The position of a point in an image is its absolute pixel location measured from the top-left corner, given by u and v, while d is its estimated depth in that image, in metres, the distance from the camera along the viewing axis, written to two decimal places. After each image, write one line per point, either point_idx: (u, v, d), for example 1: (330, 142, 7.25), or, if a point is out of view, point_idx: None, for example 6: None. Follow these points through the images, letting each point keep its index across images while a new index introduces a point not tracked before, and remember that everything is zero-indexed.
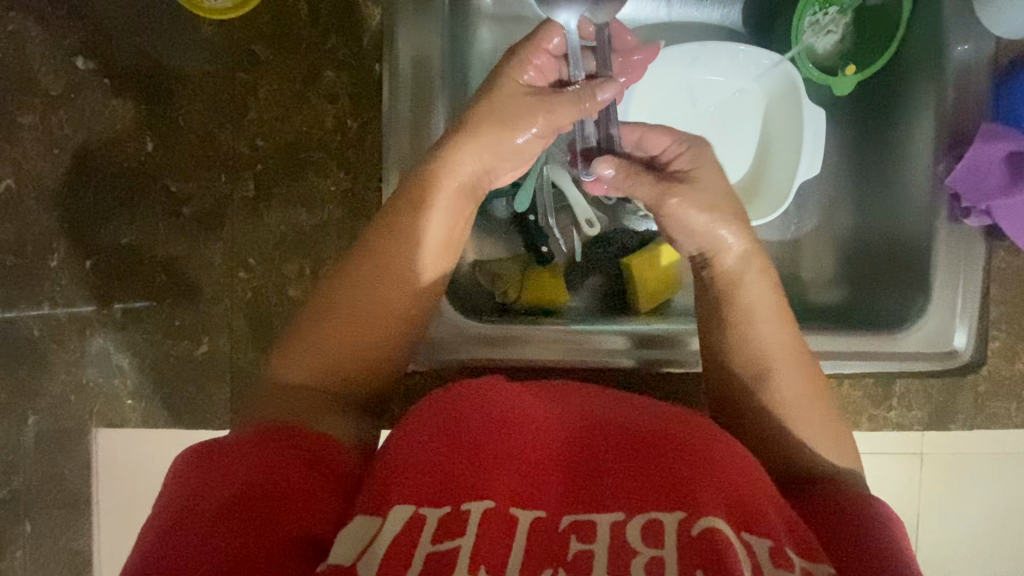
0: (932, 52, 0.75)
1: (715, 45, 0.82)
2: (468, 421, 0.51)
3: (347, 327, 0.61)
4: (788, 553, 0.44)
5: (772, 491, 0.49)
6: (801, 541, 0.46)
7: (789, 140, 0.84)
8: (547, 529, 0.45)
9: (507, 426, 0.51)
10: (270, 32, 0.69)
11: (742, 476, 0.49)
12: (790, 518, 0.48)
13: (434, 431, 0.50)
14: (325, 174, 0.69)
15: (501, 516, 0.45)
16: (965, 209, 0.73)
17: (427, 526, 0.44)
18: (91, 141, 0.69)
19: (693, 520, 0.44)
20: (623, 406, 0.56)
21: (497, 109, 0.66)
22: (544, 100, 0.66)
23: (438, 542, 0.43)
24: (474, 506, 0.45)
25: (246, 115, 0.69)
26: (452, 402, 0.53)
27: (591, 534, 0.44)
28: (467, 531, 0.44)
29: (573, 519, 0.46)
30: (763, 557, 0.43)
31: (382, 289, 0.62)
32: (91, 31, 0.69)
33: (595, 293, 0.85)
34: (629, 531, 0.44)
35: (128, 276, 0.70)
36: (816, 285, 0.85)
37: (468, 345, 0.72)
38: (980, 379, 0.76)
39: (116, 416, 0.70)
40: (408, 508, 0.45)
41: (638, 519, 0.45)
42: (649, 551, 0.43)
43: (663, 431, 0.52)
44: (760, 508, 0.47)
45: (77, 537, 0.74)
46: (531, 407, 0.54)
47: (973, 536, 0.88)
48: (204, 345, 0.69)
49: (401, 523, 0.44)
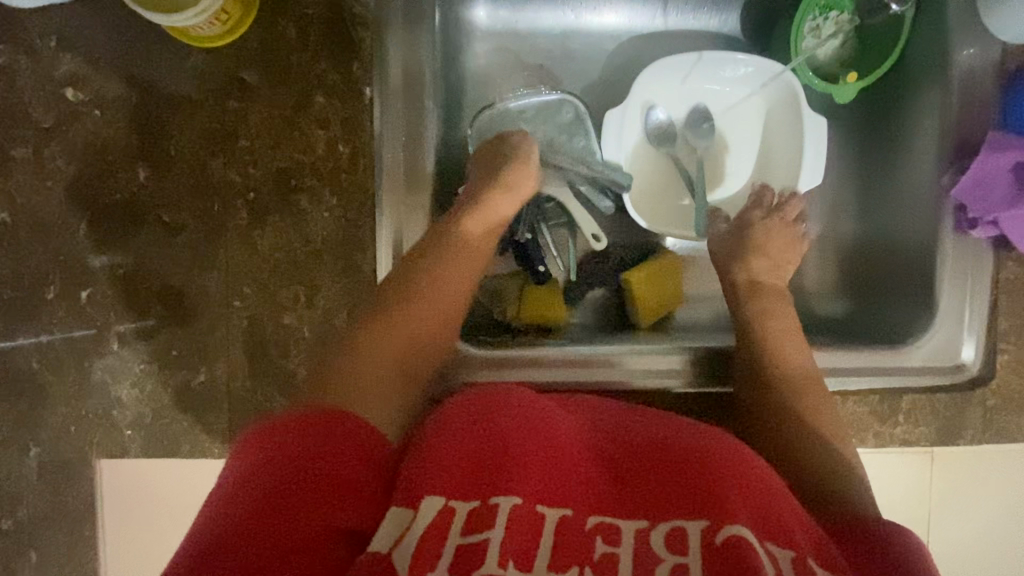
0: (936, 61, 0.73)
1: (713, 54, 0.80)
2: (507, 420, 0.50)
3: (414, 315, 0.63)
4: (812, 565, 0.43)
5: (795, 504, 0.48)
6: (824, 556, 0.45)
7: (789, 150, 0.82)
8: (574, 528, 0.44)
9: (538, 427, 0.50)
10: (259, 59, 0.69)
11: (767, 489, 0.48)
12: (815, 533, 0.47)
13: (470, 426, 0.49)
14: (318, 202, 0.68)
15: (529, 515, 0.44)
16: (971, 220, 0.71)
17: (458, 517, 0.43)
18: (83, 174, 0.69)
19: (716, 528, 0.43)
20: (650, 420, 0.56)
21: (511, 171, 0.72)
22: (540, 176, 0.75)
23: (468, 534, 0.42)
24: (502, 500, 0.44)
25: (237, 143, 0.69)
26: (482, 402, 0.52)
27: (616, 537, 0.44)
28: (497, 525, 0.42)
29: (598, 520, 0.45)
30: (787, 569, 0.42)
31: (421, 292, 0.64)
32: (80, 62, 0.69)
33: (596, 308, 0.84)
34: (652, 541, 0.43)
35: (126, 304, 0.69)
36: (819, 296, 0.84)
37: (468, 368, 0.69)
38: (989, 394, 0.75)
39: (116, 446, 0.71)
40: (440, 500, 0.44)
41: (661, 528, 0.44)
42: (673, 558, 0.42)
43: (691, 446, 0.51)
44: (785, 520, 0.46)
45: (85, 563, 0.76)
46: (556, 414, 0.53)
47: (985, 549, 0.87)
48: (202, 375, 0.69)
49: (432, 515, 0.43)
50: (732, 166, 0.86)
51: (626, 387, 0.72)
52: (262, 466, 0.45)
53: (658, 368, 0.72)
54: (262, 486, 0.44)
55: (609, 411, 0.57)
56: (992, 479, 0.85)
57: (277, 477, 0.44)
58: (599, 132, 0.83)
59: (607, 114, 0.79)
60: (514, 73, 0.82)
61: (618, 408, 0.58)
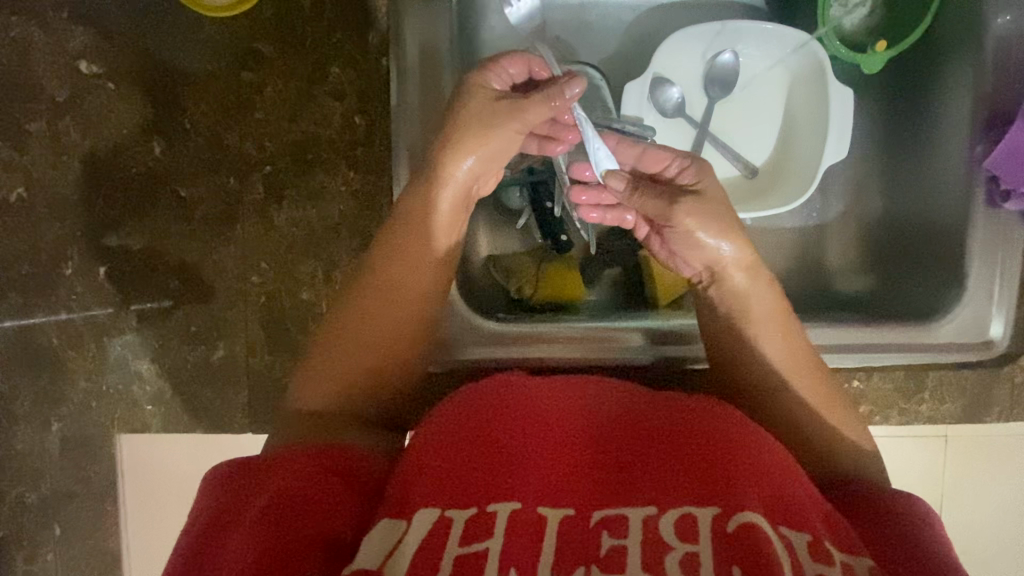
0: (970, 27, 0.70)
1: (736, 25, 0.79)
2: (499, 420, 0.50)
3: (368, 316, 0.61)
4: (827, 547, 0.43)
5: (805, 482, 0.48)
6: (838, 534, 0.45)
7: (814, 122, 0.80)
8: (577, 526, 0.44)
9: (531, 424, 0.50)
10: (273, 29, 0.67)
11: (777, 469, 0.48)
12: (828, 513, 0.47)
13: (460, 431, 0.49)
14: (335, 173, 0.67)
15: (529, 517, 0.44)
16: (1003, 191, 0.69)
17: (454, 529, 0.43)
18: (99, 148, 0.68)
19: (728, 516, 0.43)
20: (651, 400, 0.54)
21: (465, 120, 0.63)
22: (514, 103, 0.64)
23: (466, 545, 0.42)
24: (500, 508, 0.44)
25: (251, 117, 0.68)
26: (473, 404, 0.52)
27: (622, 529, 0.43)
28: (496, 532, 0.43)
29: (604, 514, 0.44)
30: (803, 551, 0.42)
31: (384, 289, 0.62)
32: (92, 35, 0.68)
33: (612, 285, 0.83)
34: (662, 528, 0.43)
35: (142, 281, 0.69)
36: (842, 273, 0.82)
37: (480, 344, 0.70)
38: (1017, 370, 0.73)
39: (138, 422, 0.71)
40: (435, 511, 0.44)
41: (670, 515, 0.44)
42: (683, 547, 0.42)
43: (697, 425, 0.50)
44: (798, 502, 0.46)
45: (108, 537, 0.76)
46: (555, 400, 0.53)
47: (1008, 528, 0.86)
48: (220, 351, 0.69)
49: (427, 527, 0.43)
50: (756, 139, 0.84)
51: (633, 363, 0.72)
52: (234, 503, 0.48)
53: (657, 351, 0.72)
54: (235, 518, 0.47)
55: (606, 390, 0.56)
56: (1016, 457, 0.84)
57: (245, 507, 0.47)
58: (618, 105, 0.81)
59: (627, 86, 0.78)
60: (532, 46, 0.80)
61: (617, 387, 0.57)
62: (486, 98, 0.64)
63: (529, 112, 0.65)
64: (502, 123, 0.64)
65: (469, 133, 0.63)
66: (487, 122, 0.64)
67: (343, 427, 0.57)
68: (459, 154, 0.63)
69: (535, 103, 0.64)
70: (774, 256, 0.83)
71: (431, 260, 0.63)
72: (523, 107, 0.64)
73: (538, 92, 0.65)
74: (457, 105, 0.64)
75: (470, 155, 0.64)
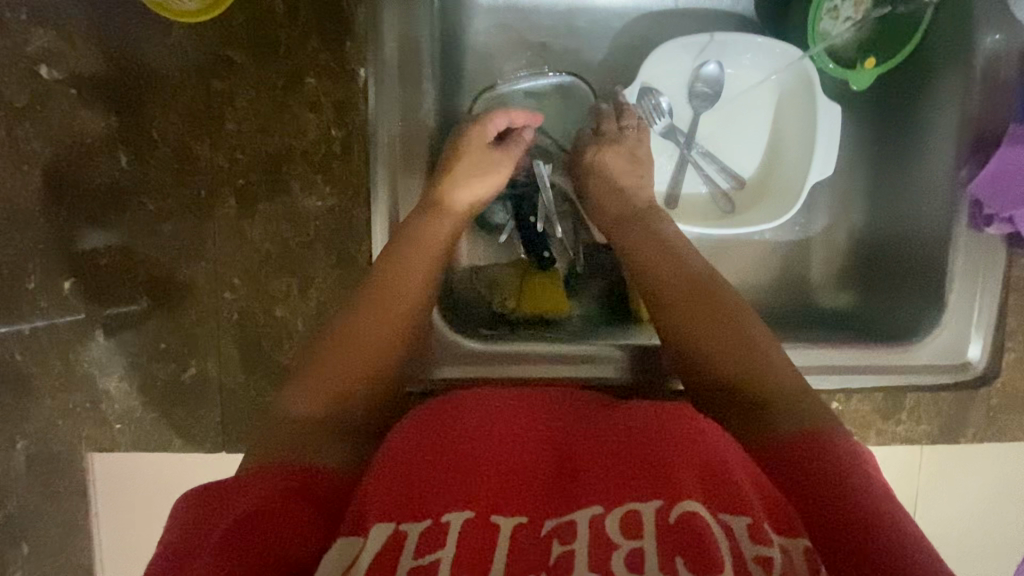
0: (960, 45, 0.69)
1: (725, 36, 0.77)
2: (462, 434, 0.49)
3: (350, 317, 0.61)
4: (766, 530, 0.42)
5: (745, 462, 0.48)
6: (780, 518, 0.44)
7: (801, 138, 0.79)
8: (530, 536, 0.43)
9: (494, 438, 0.49)
10: (246, 35, 0.64)
11: (718, 454, 0.47)
12: (771, 493, 0.46)
13: (423, 440, 0.49)
14: (310, 188, 0.65)
15: (481, 530, 0.42)
16: (986, 216, 0.68)
17: (408, 542, 0.42)
18: (61, 157, 0.66)
19: (671, 507, 0.42)
20: (604, 408, 0.55)
21: (468, 165, 0.70)
22: (503, 154, 0.72)
23: (420, 556, 0.41)
24: (454, 517, 0.43)
25: (223, 127, 0.65)
26: (432, 417, 0.52)
27: (570, 534, 0.42)
28: (447, 544, 0.41)
29: (555, 522, 0.43)
30: (742, 537, 0.41)
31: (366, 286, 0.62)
32: (54, 38, 0.65)
33: (596, 299, 0.81)
34: (607, 527, 0.42)
35: (106, 292, 0.67)
36: (825, 288, 0.83)
37: (456, 360, 0.68)
38: (993, 392, 0.73)
39: (105, 440, 0.69)
40: (388, 526, 0.43)
41: (616, 512, 0.43)
42: (627, 543, 0.41)
43: (647, 425, 0.50)
44: (741, 487, 0.45)
45: (79, 551, 0.77)
46: (514, 411, 0.53)
47: (982, 537, 0.88)
48: (192, 368, 0.67)
49: (382, 540, 0.42)
50: (745, 155, 0.83)
51: (616, 383, 0.70)
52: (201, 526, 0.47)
53: (635, 369, 0.70)
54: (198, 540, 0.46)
55: (562, 400, 0.56)
56: (991, 464, 0.84)
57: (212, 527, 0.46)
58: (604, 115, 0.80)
59: (619, 92, 0.78)
60: (519, 51, 0.79)
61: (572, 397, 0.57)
62: (482, 153, 0.71)
63: (514, 155, 0.73)
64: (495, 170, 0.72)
65: (474, 188, 0.70)
66: (485, 170, 0.71)
67: (330, 444, 0.57)
68: (466, 194, 0.70)
69: (518, 147, 0.74)
70: (757, 271, 0.83)
71: (424, 253, 0.65)
72: (508, 152, 0.73)
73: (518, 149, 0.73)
74: (455, 156, 0.70)
75: (471, 201, 0.71)
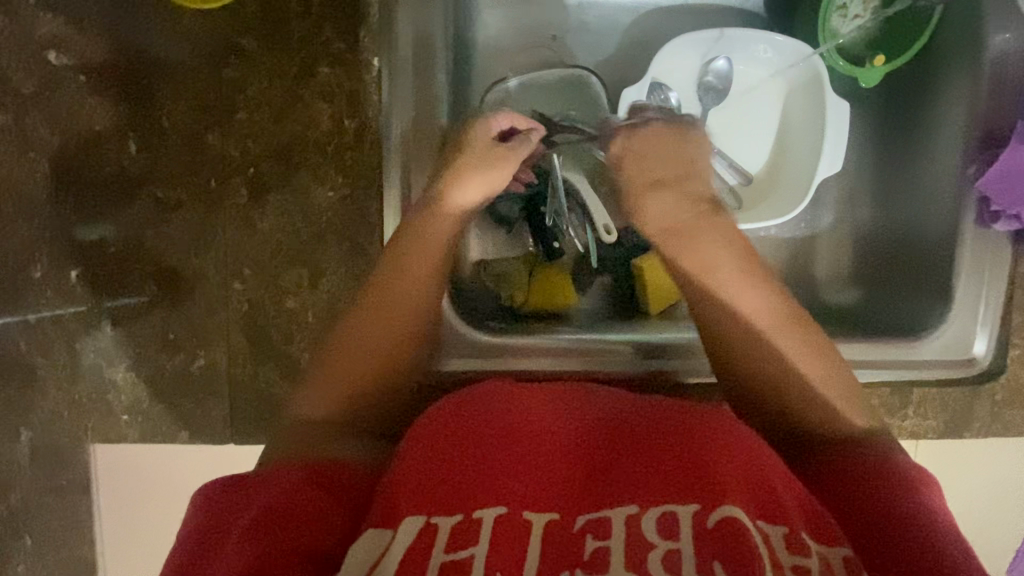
0: (971, 43, 0.70)
1: (735, 33, 0.78)
2: (490, 428, 0.49)
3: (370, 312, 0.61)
4: (803, 538, 0.43)
5: (782, 469, 0.48)
6: (816, 526, 0.45)
7: (809, 135, 0.79)
8: (562, 531, 0.43)
9: (522, 434, 0.49)
10: (259, 24, 0.64)
11: (752, 461, 0.47)
12: (807, 502, 0.47)
13: (451, 434, 0.49)
14: (323, 179, 0.65)
15: (514, 524, 0.43)
16: (993, 212, 0.69)
17: (440, 535, 0.42)
18: (67, 145, 0.64)
19: (709, 511, 0.43)
20: (632, 405, 0.55)
21: (471, 161, 0.66)
22: (507, 151, 0.67)
23: (454, 550, 0.41)
24: (487, 513, 0.43)
25: (235, 116, 0.64)
26: (460, 410, 0.52)
27: (606, 531, 0.42)
28: (481, 539, 0.41)
29: (587, 519, 0.43)
30: (778, 544, 0.41)
31: (386, 280, 0.62)
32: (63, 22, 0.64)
33: (604, 294, 0.80)
34: (644, 528, 0.42)
35: (114, 282, 0.66)
36: (831, 285, 0.83)
37: (465, 353, 0.67)
38: (998, 388, 0.74)
39: (113, 430, 0.69)
40: (419, 519, 0.43)
41: (651, 513, 0.43)
42: (664, 544, 0.41)
43: (680, 428, 0.50)
44: (779, 497, 0.45)
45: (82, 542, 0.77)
46: (541, 407, 0.53)
47: (983, 533, 0.89)
48: (200, 360, 0.66)
49: (414, 533, 0.42)
50: (753, 150, 0.83)
51: (625, 377, 0.70)
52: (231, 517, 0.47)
53: (645, 364, 0.70)
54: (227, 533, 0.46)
55: (589, 396, 0.56)
56: (994, 461, 0.85)
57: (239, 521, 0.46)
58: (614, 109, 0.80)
59: (624, 91, 0.77)
60: (529, 45, 0.79)
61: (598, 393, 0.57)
62: (484, 150, 0.67)
63: (521, 152, 0.68)
64: (500, 168, 0.67)
65: (474, 187, 0.65)
66: (490, 166, 0.67)
67: (341, 438, 0.56)
68: (467, 192, 0.65)
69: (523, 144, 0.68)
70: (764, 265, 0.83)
71: (438, 250, 0.64)
72: (514, 147, 0.68)
73: (523, 146, 0.68)
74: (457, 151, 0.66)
75: (474, 199, 0.66)
